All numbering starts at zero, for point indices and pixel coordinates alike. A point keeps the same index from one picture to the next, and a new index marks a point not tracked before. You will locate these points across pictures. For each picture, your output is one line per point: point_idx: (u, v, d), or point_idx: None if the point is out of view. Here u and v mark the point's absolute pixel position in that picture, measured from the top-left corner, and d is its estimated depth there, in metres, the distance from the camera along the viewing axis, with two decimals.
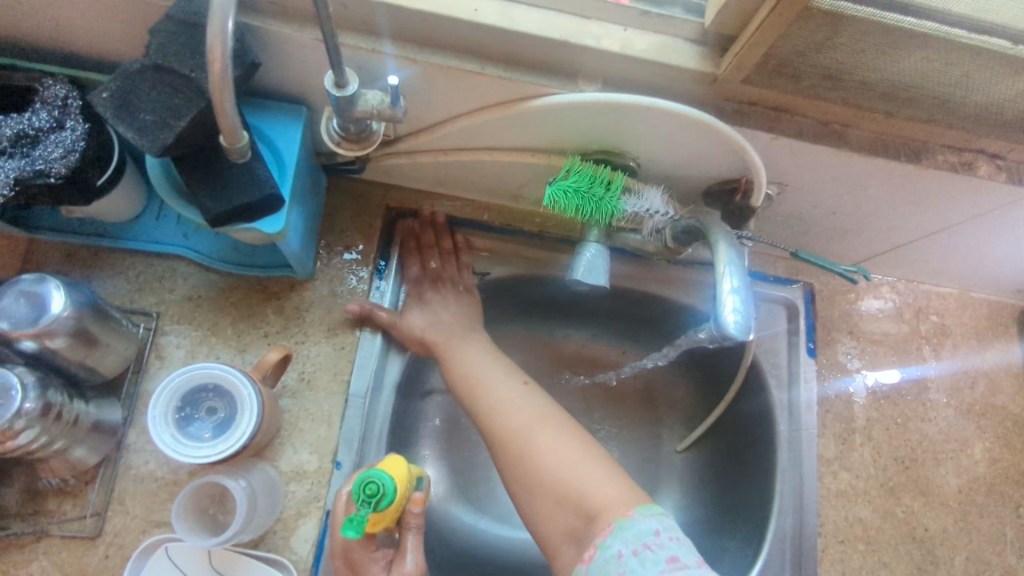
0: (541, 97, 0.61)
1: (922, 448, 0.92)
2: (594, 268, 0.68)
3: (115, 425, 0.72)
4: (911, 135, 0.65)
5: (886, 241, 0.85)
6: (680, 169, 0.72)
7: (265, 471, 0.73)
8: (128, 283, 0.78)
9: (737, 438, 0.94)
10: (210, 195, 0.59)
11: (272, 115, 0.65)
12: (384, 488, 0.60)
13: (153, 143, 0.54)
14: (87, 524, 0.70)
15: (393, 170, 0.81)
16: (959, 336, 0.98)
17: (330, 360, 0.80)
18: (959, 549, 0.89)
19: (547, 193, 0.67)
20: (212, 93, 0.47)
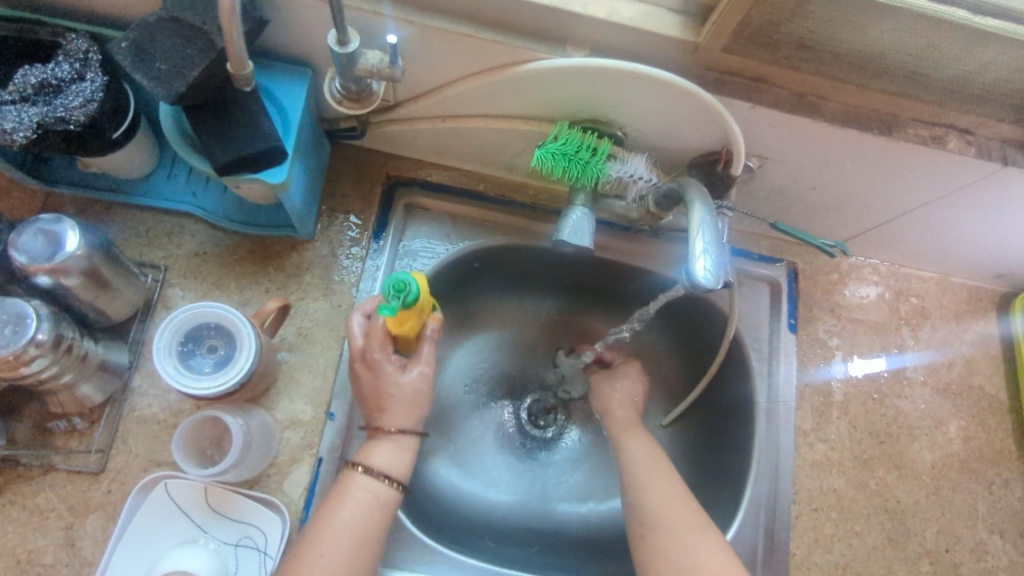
0: (531, 62, 0.65)
1: (898, 424, 0.95)
2: (579, 229, 0.72)
3: (121, 368, 0.76)
4: (883, 108, 0.68)
5: (866, 219, 0.88)
6: (664, 139, 0.76)
7: (261, 416, 0.77)
8: (138, 236, 0.82)
9: (719, 410, 0.97)
10: (218, 143, 0.62)
11: (278, 76, 0.69)
12: (412, 285, 0.68)
13: (167, 89, 0.58)
14: (92, 460, 0.74)
15: (393, 138, 0.85)
16: (938, 318, 1.01)
17: (327, 317, 0.83)
18: (930, 523, 0.92)
19: (536, 155, 0.71)
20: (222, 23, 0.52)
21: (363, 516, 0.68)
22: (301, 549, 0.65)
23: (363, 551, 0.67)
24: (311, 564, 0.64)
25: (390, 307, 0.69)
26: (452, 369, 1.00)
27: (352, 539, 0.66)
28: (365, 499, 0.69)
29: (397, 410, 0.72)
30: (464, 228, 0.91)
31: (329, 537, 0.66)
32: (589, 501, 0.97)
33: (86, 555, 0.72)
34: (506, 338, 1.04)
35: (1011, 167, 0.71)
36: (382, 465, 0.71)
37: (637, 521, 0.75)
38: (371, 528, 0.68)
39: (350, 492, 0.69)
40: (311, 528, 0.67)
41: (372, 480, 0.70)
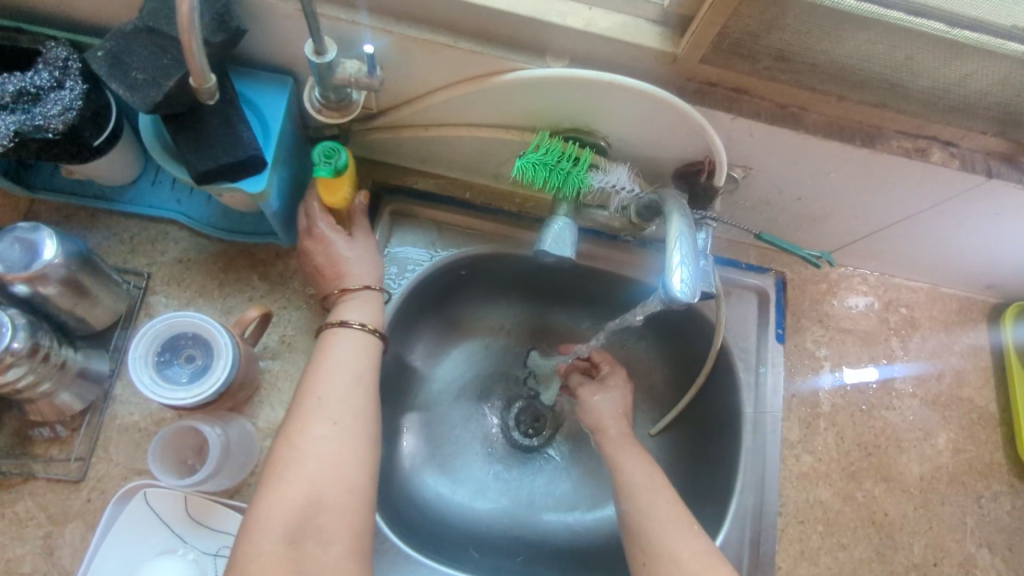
0: (510, 72, 0.64)
1: (886, 436, 0.95)
2: (561, 240, 0.72)
3: (102, 375, 0.76)
4: (865, 120, 0.68)
5: (853, 230, 0.87)
6: (648, 150, 0.76)
7: (242, 425, 0.77)
8: (122, 243, 0.82)
9: (706, 420, 0.96)
10: (196, 152, 0.63)
11: (260, 85, 0.69)
12: (337, 147, 0.72)
13: (144, 100, 0.58)
14: (72, 468, 0.74)
15: (378, 146, 0.85)
16: (928, 329, 1.00)
17: (310, 325, 0.83)
18: (918, 536, 0.91)
19: (518, 164, 0.71)
20: (180, 34, 0.51)
21: (352, 360, 0.69)
22: (300, 401, 0.65)
23: (362, 390, 0.67)
24: (313, 410, 0.64)
25: (328, 171, 0.71)
26: (439, 376, 1.00)
27: (346, 379, 0.67)
28: (352, 347, 0.70)
29: (358, 267, 0.75)
30: (450, 237, 0.91)
31: (325, 385, 0.66)
32: (575, 511, 0.96)
33: (64, 565, 0.72)
34: (494, 345, 1.03)
35: (995, 180, 0.70)
36: (358, 317, 0.72)
37: (639, 548, 0.71)
38: (362, 367, 0.69)
39: (332, 344, 0.69)
40: (304, 381, 0.67)
41: (353, 331, 0.71)
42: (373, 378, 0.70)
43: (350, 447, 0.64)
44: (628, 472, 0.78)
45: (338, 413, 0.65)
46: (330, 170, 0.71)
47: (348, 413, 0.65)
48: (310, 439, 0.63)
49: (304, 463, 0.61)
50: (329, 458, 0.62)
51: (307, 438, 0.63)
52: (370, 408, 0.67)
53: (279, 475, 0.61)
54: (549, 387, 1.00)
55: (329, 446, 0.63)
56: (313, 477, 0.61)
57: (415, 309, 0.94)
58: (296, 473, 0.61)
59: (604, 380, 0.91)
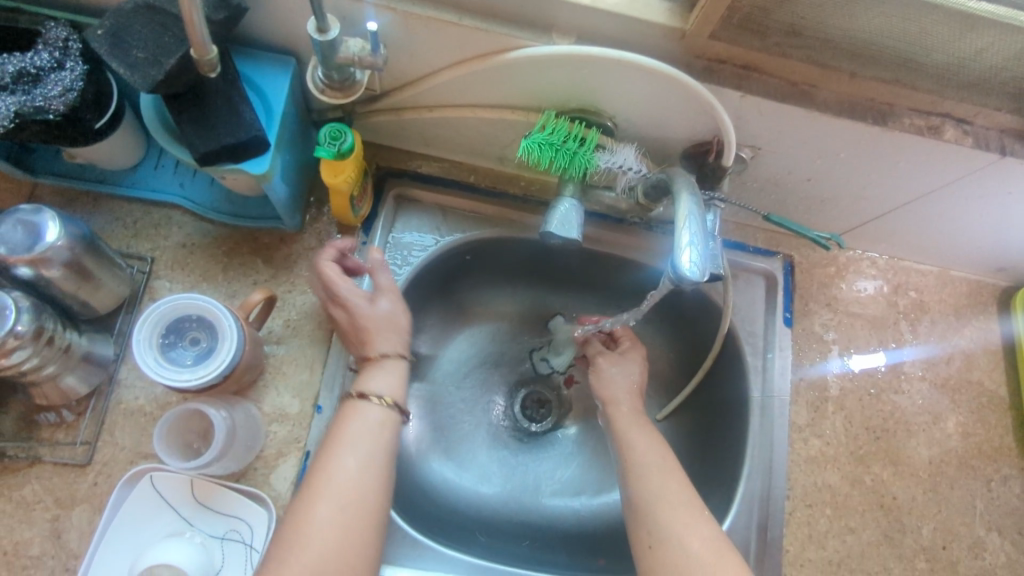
0: (515, 50, 0.64)
1: (895, 420, 0.94)
2: (567, 221, 0.71)
3: (106, 360, 0.75)
4: (877, 97, 0.67)
5: (863, 212, 0.86)
6: (655, 130, 0.74)
7: (247, 409, 0.77)
8: (124, 228, 0.81)
9: (713, 404, 0.96)
10: (198, 133, 0.62)
11: (262, 66, 0.68)
12: (344, 130, 0.68)
13: (144, 79, 0.57)
14: (78, 452, 0.74)
15: (382, 129, 0.84)
16: (937, 313, 0.99)
17: (315, 309, 0.83)
18: (927, 519, 0.91)
19: (524, 145, 0.69)
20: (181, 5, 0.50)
21: (369, 438, 0.64)
22: (311, 479, 0.62)
23: (375, 473, 0.63)
24: (323, 492, 0.61)
25: (330, 152, 0.68)
26: (444, 361, 0.99)
27: (360, 461, 0.63)
28: (370, 425, 0.65)
29: (382, 332, 0.70)
30: (455, 221, 0.90)
31: (340, 463, 0.62)
32: (581, 496, 0.96)
33: (72, 548, 0.72)
34: (498, 330, 1.03)
35: (1009, 158, 0.69)
36: (381, 388, 0.67)
37: (644, 530, 0.70)
38: (378, 447, 0.64)
39: (352, 418, 0.65)
40: (318, 457, 0.63)
41: (374, 405, 0.66)
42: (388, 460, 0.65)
43: (356, 532, 0.60)
44: (635, 449, 0.77)
45: (348, 498, 0.61)
46: (334, 153, 0.68)
47: (359, 496, 0.61)
48: (318, 520, 0.59)
49: (309, 548, 0.58)
50: (331, 545, 0.59)
51: (313, 522, 0.59)
52: (381, 495, 0.63)
53: (280, 557, 0.58)
54: (559, 354, 1.00)
55: (333, 533, 0.59)
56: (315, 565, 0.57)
57: (419, 294, 0.93)
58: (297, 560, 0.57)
59: (622, 353, 0.89)
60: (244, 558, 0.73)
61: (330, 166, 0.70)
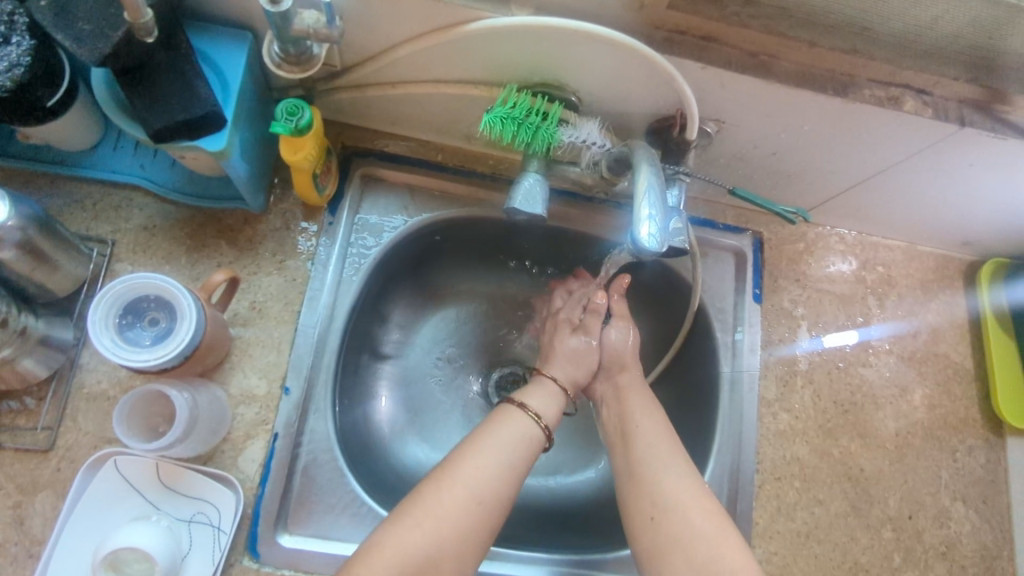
0: (475, 21, 0.63)
1: (862, 393, 0.95)
2: (531, 196, 0.71)
3: (66, 343, 0.74)
4: (838, 67, 0.67)
5: (829, 186, 0.87)
6: (619, 105, 0.74)
7: (212, 392, 0.76)
8: (84, 210, 0.80)
9: (685, 381, 0.97)
10: (151, 109, 0.61)
11: (217, 40, 0.67)
12: (300, 105, 0.67)
13: (90, 51, 0.56)
14: (40, 438, 0.73)
15: (347, 107, 0.83)
16: (905, 288, 1.00)
17: (281, 291, 0.82)
18: (894, 489, 0.92)
19: (485, 119, 0.69)
20: None
21: (515, 441, 0.74)
22: (456, 460, 0.71)
23: (509, 476, 0.71)
24: (463, 476, 0.70)
25: (287, 128, 0.67)
26: (419, 341, 0.99)
27: (501, 457, 0.72)
28: (520, 429, 0.75)
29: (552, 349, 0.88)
30: (423, 200, 0.89)
31: (484, 456, 0.71)
32: (557, 475, 0.97)
33: (35, 534, 0.71)
34: (472, 311, 1.02)
35: (968, 129, 0.69)
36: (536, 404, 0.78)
37: (647, 502, 0.72)
38: (519, 451, 0.73)
39: (506, 419, 0.76)
40: (466, 443, 0.73)
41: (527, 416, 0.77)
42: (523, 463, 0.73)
43: (480, 521, 0.68)
44: None
45: (484, 489, 0.69)
46: (291, 128, 0.67)
47: (492, 492, 0.69)
48: (454, 497, 0.68)
49: (440, 518, 0.67)
50: (460, 524, 0.67)
51: (449, 499, 0.68)
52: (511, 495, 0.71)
53: (414, 517, 0.66)
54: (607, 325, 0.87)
55: (463, 514, 0.67)
56: (443, 533, 0.66)
57: (390, 274, 0.92)
58: (430, 522, 0.66)
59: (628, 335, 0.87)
60: (212, 543, 0.72)
61: (288, 141, 0.69)
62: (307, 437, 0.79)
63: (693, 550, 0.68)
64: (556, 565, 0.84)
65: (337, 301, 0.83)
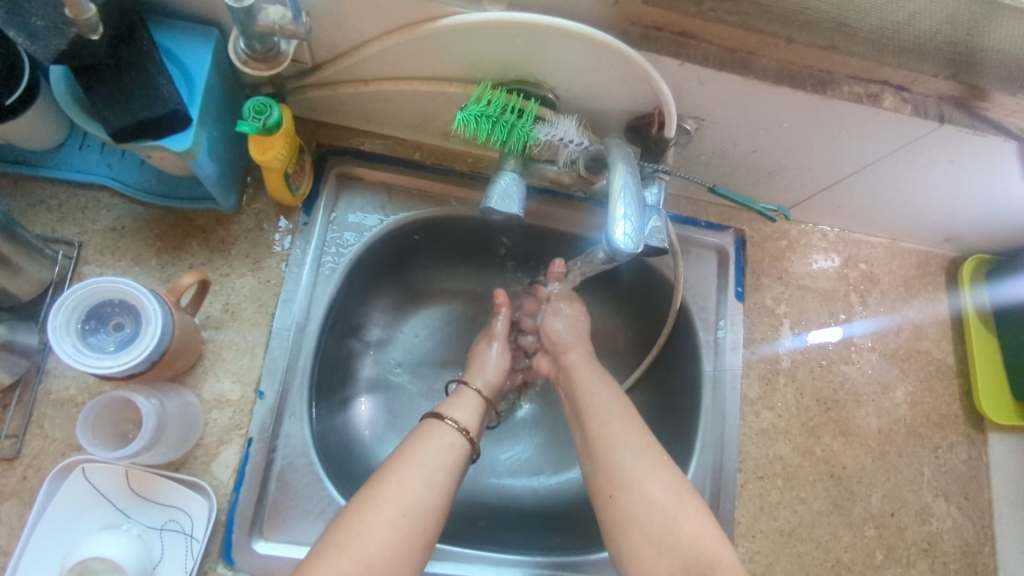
0: (446, 17, 0.62)
1: (845, 390, 0.95)
2: (508, 196, 0.70)
3: (30, 349, 0.72)
4: (816, 64, 0.67)
5: (810, 184, 0.86)
6: (597, 102, 0.73)
7: (183, 397, 0.74)
8: (49, 211, 0.78)
9: (668, 378, 0.97)
10: (112, 108, 0.59)
11: (182, 37, 0.65)
12: (268, 104, 0.65)
13: (45, 49, 0.54)
14: (5, 446, 0.71)
15: (321, 105, 0.81)
16: (887, 285, 1.00)
17: (254, 292, 0.80)
18: (876, 487, 0.92)
19: (459, 117, 0.67)
20: None
21: (438, 453, 0.72)
22: (380, 480, 0.68)
23: (435, 490, 0.69)
24: (389, 495, 0.67)
25: (254, 128, 0.65)
26: (399, 342, 0.98)
27: (425, 472, 0.69)
28: (445, 442, 0.73)
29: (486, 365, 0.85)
30: (400, 199, 0.88)
31: (409, 472, 0.69)
32: (541, 475, 0.97)
33: (1, 545, 0.69)
34: (452, 311, 1.01)
35: (948, 126, 0.70)
36: (457, 415, 0.77)
37: (605, 480, 0.72)
38: (442, 463, 0.71)
39: (429, 432, 0.74)
40: (391, 462, 0.70)
41: (448, 427, 0.75)
42: (449, 476, 0.71)
43: (412, 542, 0.65)
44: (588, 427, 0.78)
45: (411, 506, 0.67)
46: (257, 127, 0.65)
47: (420, 508, 0.67)
48: (382, 517, 0.65)
49: (365, 540, 0.64)
50: (391, 545, 0.64)
51: (376, 519, 0.65)
52: (440, 513, 0.68)
53: (340, 542, 0.63)
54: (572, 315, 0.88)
55: (392, 534, 0.65)
56: (370, 559, 0.63)
57: (367, 274, 0.91)
58: (357, 548, 0.63)
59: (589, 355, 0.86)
60: (185, 551, 0.71)
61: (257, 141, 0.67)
62: (283, 442, 0.78)
63: (652, 530, 0.68)
64: (539, 568, 0.83)
65: (312, 303, 0.82)
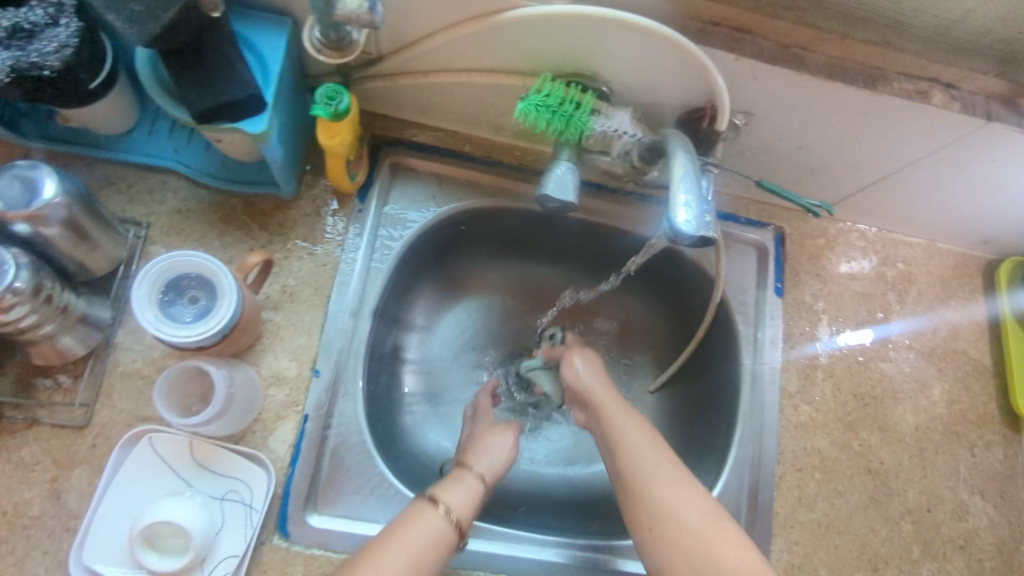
0: (512, 10, 0.65)
1: (882, 387, 0.96)
2: (563, 183, 0.73)
3: (103, 322, 0.75)
4: (867, 60, 0.69)
5: (853, 181, 0.88)
6: (649, 96, 0.75)
7: (247, 372, 0.77)
8: (120, 193, 0.81)
9: (706, 371, 0.99)
10: (196, 90, 0.62)
11: (257, 26, 0.68)
12: (337, 91, 0.69)
13: (141, 32, 0.57)
14: (77, 414, 0.74)
15: (379, 96, 0.85)
16: (924, 284, 1.01)
17: (311, 275, 0.83)
18: (913, 483, 0.93)
19: (520, 107, 0.71)
20: None
21: (417, 545, 0.68)
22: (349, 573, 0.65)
23: None
24: None
25: (326, 112, 0.68)
26: (439, 332, 1.01)
27: (413, 566, 0.67)
28: (431, 531, 0.69)
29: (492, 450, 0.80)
30: (450, 189, 0.91)
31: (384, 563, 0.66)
32: (575, 465, 0.99)
33: (72, 508, 0.72)
34: (492, 303, 1.04)
35: (995, 123, 0.71)
36: (450, 501, 0.72)
37: (642, 512, 0.73)
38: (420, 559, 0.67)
39: (418, 517, 0.70)
40: (364, 551, 0.67)
41: (438, 514, 0.71)
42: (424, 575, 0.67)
43: None
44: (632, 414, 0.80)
45: None
46: (329, 112, 0.68)
47: None
48: None
49: None
50: None
51: None
52: None
53: None
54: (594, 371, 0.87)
55: None
56: None
57: (413, 265, 0.94)
58: None
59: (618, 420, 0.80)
60: (244, 520, 0.74)
61: (325, 127, 0.70)
62: (336, 420, 0.81)
63: (691, 551, 0.69)
64: (577, 549, 0.85)
65: (365, 288, 0.85)
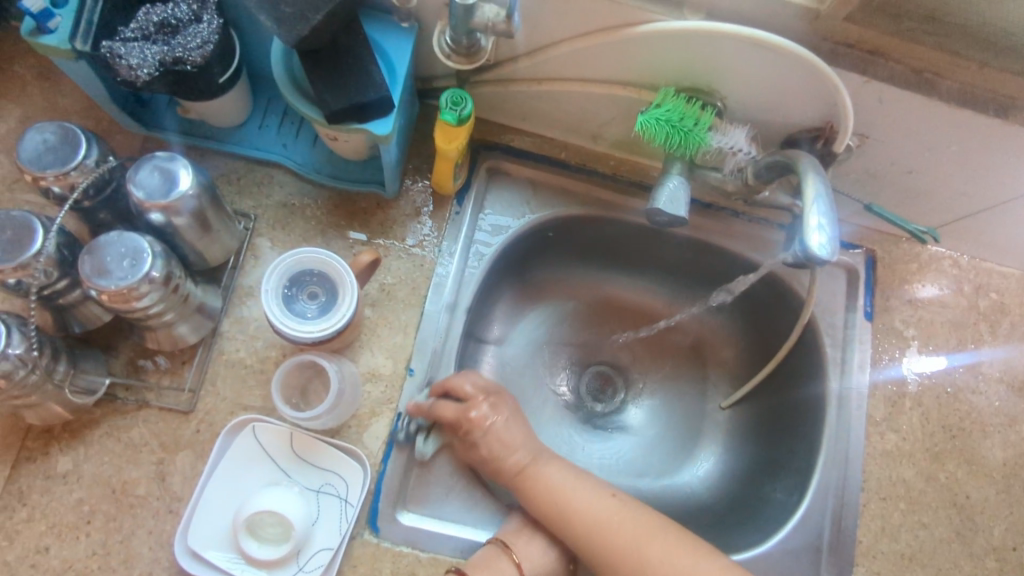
0: (645, 24, 0.65)
1: (971, 419, 0.94)
2: (675, 199, 0.72)
3: (213, 311, 0.77)
4: (1000, 89, 0.67)
5: (956, 208, 0.86)
6: (764, 113, 0.75)
7: (348, 366, 0.78)
8: (229, 184, 0.83)
9: (787, 392, 0.97)
10: (330, 90, 0.64)
11: (386, 28, 0.69)
12: (462, 98, 0.69)
13: (289, 32, 0.59)
14: (183, 399, 0.76)
15: (485, 101, 0.85)
16: (1018, 316, 0.99)
17: (409, 275, 0.84)
18: (999, 520, 0.91)
19: (640, 120, 0.71)
20: None
21: None
22: None
23: None
24: None
25: (452, 118, 0.69)
26: (516, 335, 1.02)
27: None
28: None
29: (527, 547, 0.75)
30: (544, 195, 0.91)
31: None
32: (644, 477, 0.98)
33: (175, 491, 0.73)
34: (569, 309, 1.05)
35: None
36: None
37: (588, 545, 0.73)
38: None
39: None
40: None
41: None
42: None
43: None
44: None
45: None
46: (455, 117, 0.69)
47: None
48: None
49: None
50: None
51: None
52: None
53: None
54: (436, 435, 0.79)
55: None
56: None
57: (500, 270, 0.95)
58: None
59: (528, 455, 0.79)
60: (339, 514, 0.75)
61: (445, 131, 0.71)
62: None
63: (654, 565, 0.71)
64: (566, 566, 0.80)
65: (460, 289, 0.85)
